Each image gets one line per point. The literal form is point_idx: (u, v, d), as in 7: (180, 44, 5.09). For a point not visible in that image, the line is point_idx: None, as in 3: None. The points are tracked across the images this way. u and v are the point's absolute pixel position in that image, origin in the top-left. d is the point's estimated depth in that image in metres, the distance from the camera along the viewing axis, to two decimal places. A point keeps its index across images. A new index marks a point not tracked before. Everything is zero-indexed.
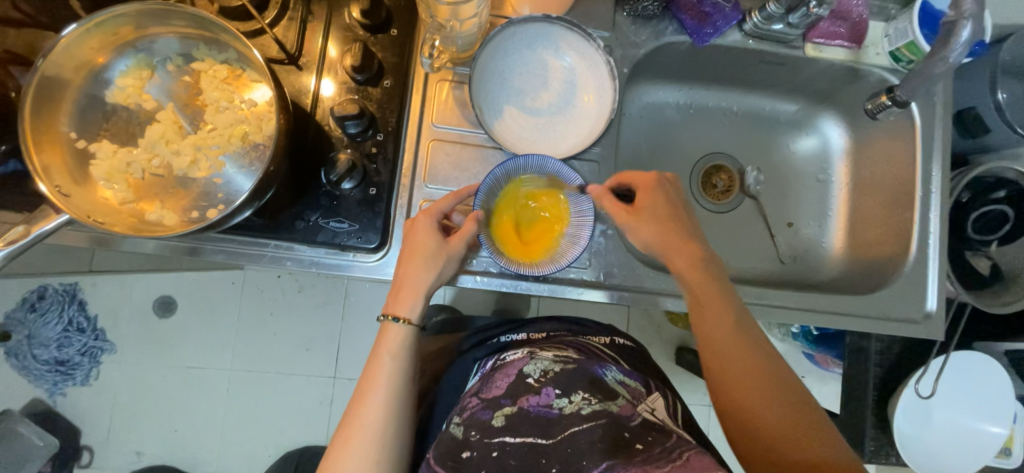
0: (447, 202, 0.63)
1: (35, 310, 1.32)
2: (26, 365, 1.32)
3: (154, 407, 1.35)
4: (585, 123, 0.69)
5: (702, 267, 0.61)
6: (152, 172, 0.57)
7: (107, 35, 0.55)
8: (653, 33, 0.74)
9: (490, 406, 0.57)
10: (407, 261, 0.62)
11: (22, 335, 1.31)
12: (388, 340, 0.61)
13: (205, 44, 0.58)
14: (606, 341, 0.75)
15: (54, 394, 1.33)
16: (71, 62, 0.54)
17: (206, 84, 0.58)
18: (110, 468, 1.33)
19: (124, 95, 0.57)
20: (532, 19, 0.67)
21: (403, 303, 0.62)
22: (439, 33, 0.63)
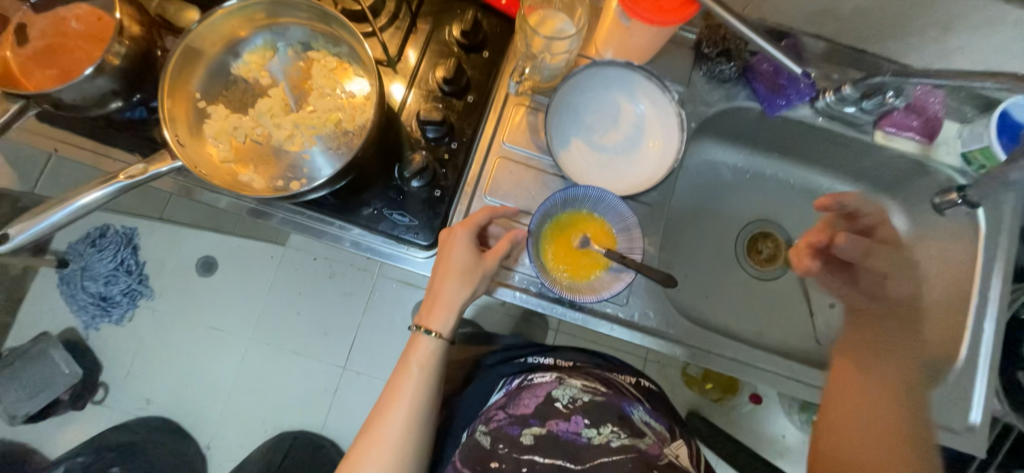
0: (483, 216, 0.66)
1: (95, 245, 1.40)
2: (74, 294, 1.40)
3: (173, 360, 1.41)
4: (646, 167, 0.72)
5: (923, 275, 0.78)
6: (253, 139, 0.63)
7: (247, 17, 0.63)
8: (725, 96, 0.77)
9: (517, 423, 0.62)
10: (441, 274, 0.65)
11: (79, 266, 1.40)
12: (415, 349, 0.65)
13: (324, 38, 0.65)
14: (632, 382, 0.74)
15: (91, 326, 1.41)
16: (212, 36, 0.62)
17: (317, 72, 0.65)
18: (121, 409, 1.40)
19: (246, 69, 0.64)
20: (614, 63, 0.71)
21: (434, 317, 0.65)
22: (530, 62, 0.69)
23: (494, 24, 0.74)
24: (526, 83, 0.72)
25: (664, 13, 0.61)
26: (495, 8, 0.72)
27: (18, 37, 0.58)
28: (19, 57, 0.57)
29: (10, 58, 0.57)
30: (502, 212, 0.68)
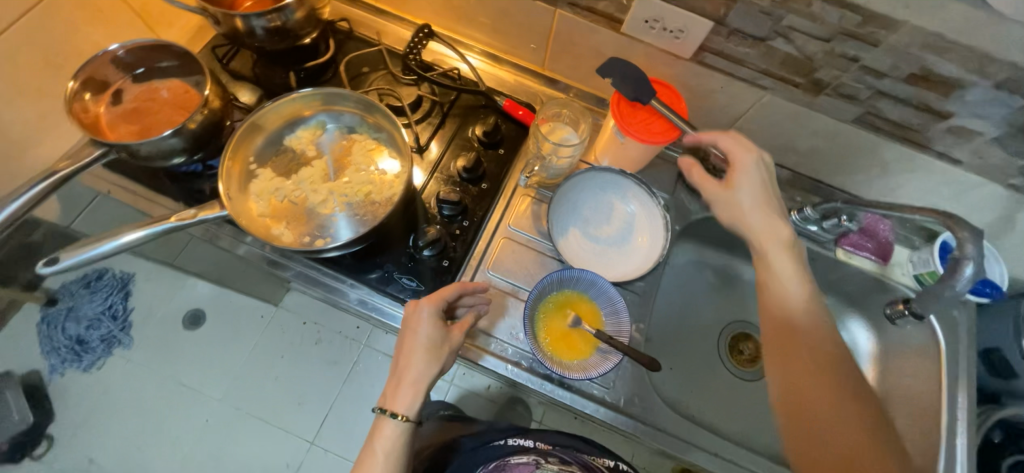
0: (450, 291, 0.68)
1: (86, 286, 1.27)
2: (45, 339, 1.19)
3: (130, 416, 1.34)
4: (634, 260, 0.81)
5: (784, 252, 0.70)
6: (291, 200, 0.71)
7: (307, 102, 0.75)
8: (704, 206, 0.89)
9: None
10: (407, 352, 0.67)
11: (64, 307, 1.24)
12: (383, 432, 0.67)
13: (367, 124, 0.77)
14: (610, 465, 0.74)
15: (51, 372, 1.23)
16: (276, 115, 0.74)
17: (356, 150, 0.75)
18: (55, 469, 1.26)
19: (297, 141, 0.74)
20: (610, 170, 0.83)
21: (399, 399, 0.66)
22: (540, 162, 0.80)
23: (511, 127, 0.87)
24: (534, 178, 0.84)
25: (653, 134, 0.74)
26: (513, 116, 0.86)
27: (115, 99, 0.69)
28: (110, 115, 0.68)
29: (103, 113, 0.67)
30: (470, 288, 0.70)
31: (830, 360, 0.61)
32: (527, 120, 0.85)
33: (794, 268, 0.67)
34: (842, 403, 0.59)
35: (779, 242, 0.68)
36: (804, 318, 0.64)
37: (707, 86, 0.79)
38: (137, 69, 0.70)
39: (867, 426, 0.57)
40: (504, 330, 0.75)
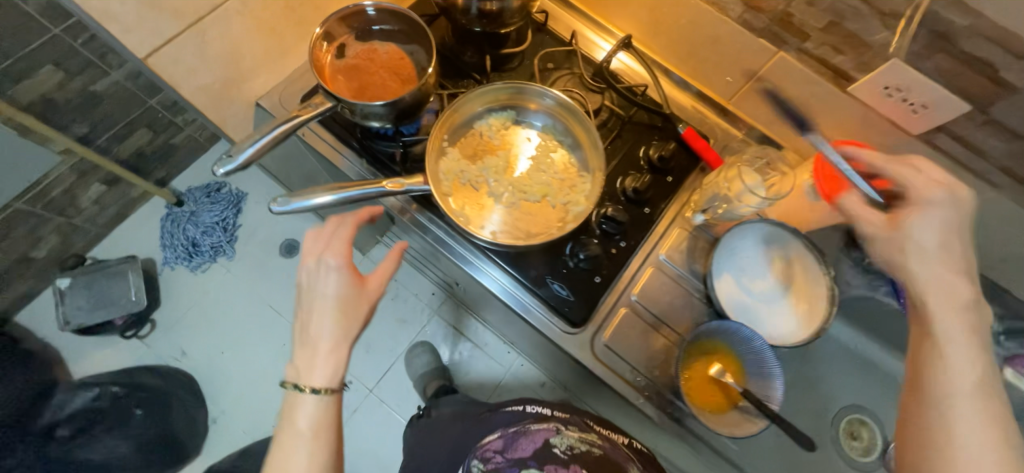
0: (344, 230, 0.71)
1: (209, 197, 1.59)
2: (174, 233, 1.54)
3: (220, 324, 1.48)
4: (785, 323, 0.77)
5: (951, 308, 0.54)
6: (475, 186, 0.73)
7: (510, 93, 0.76)
8: (866, 285, 0.83)
9: (515, 465, 0.70)
10: (311, 314, 0.69)
11: (190, 210, 1.57)
12: (301, 415, 0.67)
13: (556, 126, 0.78)
14: (626, 442, 0.80)
15: (168, 264, 1.53)
16: (480, 99, 0.76)
17: (542, 150, 0.77)
18: (157, 352, 1.44)
19: (488, 127, 0.76)
20: (784, 225, 0.79)
21: (316, 372, 0.68)
22: (725, 204, 0.77)
23: (685, 157, 0.84)
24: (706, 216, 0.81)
25: None
26: (693, 147, 0.83)
27: (343, 49, 0.71)
28: (337, 65, 0.70)
29: (328, 65, 0.70)
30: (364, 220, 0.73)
31: (993, 403, 0.50)
32: (708, 157, 0.82)
33: (956, 281, 0.55)
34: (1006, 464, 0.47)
35: (959, 259, 0.56)
36: (968, 330, 0.53)
37: None
38: (370, 24, 0.72)
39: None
40: (636, 359, 0.76)
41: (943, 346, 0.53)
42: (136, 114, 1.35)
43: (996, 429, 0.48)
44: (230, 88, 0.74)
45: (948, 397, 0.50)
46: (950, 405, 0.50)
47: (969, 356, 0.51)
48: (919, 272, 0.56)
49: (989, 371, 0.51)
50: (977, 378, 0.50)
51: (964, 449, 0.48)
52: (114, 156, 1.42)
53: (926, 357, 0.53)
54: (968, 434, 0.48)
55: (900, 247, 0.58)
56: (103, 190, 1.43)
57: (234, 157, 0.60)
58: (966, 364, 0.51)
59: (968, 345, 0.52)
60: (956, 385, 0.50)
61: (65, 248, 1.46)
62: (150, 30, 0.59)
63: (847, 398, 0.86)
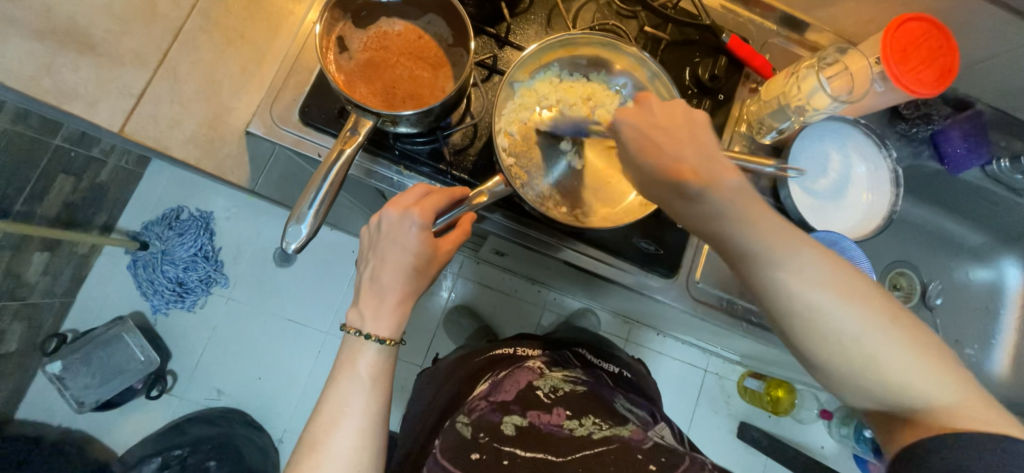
0: (438, 200, 0.56)
1: (172, 229, 1.32)
2: (153, 279, 1.29)
3: (240, 350, 1.31)
4: (855, 213, 0.78)
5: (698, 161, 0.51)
6: (546, 165, 0.68)
7: (555, 47, 0.68)
8: (912, 153, 0.86)
9: (498, 410, 0.65)
10: (384, 263, 0.55)
11: (159, 249, 1.30)
12: (361, 358, 0.55)
13: (603, 73, 0.72)
14: (616, 371, 0.83)
15: (158, 312, 1.30)
16: (526, 65, 0.68)
17: (600, 102, 0.70)
18: (188, 400, 1.27)
19: (532, 92, 0.68)
20: (843, 119, 0.79)
21: (381, 319, 0.55)
22: (800, 116, 0.70)
23: (731, 68, 0.77)
24: (778, 134, 0.75)
25: (925, 85, 0.66)
26: (740, 56, 0.75)
27: (349, 40, 0.60)
28: (349, 61, 0.60)
29: (336, 71, 0.59)
30: (456, 199, 0.58)
31: (858, 286, 0.46)
32: (764, 72, 0.76)
33: (715, 170, 0.51)
34: (911, 338, 0.44)
35: (709, 149, 0.52)
36: (786, 248, 0.47)
37: (972, 23, 0.74)
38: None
39: (950, 366, 0.43)
40: (727, 286, 0.77)
41: (765, 257, 0.47)
42: (46, 160, 1.03)
43: (860, 302, 0.45)
44: (214, 127, 0.66)
45: (815, 305, 0.45)
46: (827, 313, 0.45)
47: (797, 260, 0.46)
48: (695, 203, 0.50)
49: (834, 271, 0.46)
50: (822, 284, 0.45)
51: (857, 342, 0.44)
52: (42, 217, 1.09)
53: (749, 277, 0.48)
54: (848, 322, 0.44)
55: (664, 170, 0.51)
56: (47, 256, 1.14)
57: (303, 220, 0.51)
58: (785, 272, 0.46)
59: (796, 251, 0.46)
60: (817, 305, 0.45)
61: (36, 331, 1.18)
62: (119, 89, 0.55)
63: (890, 256, 0.92)
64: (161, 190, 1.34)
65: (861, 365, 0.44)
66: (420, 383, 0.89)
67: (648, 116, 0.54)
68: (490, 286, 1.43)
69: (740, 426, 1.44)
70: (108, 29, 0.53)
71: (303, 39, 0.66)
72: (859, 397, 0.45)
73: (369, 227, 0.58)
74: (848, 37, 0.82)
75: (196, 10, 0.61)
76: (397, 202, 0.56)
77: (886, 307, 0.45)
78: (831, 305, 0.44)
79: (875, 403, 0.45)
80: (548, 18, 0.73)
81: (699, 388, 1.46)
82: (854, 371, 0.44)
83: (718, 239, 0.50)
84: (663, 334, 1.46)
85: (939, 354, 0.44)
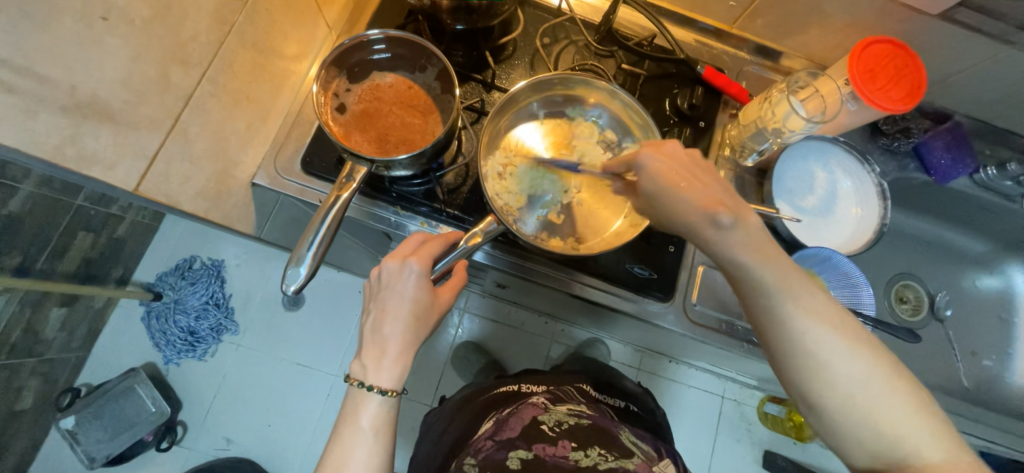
0: (435, 246, 0.59)
1: (184, 278, 1.36)
2: (165, 329, 1.32)
3: (250, 396, 1.31)
4: (847, 227, 0.79)
5: (715, 187, 0.49)
6: (527, 198, 0.70)
7: (530, 88, 0.72)
8: (898, 166, 0.87)
9: (504, 448, 0.63)
10: (384, 313, 0.57)
11: (172, 299, 1.34)
12: (364, 411, 0.56)
13: (577, 107, 0.76)
14: (620, 405, 0.82)
15: (170, 362, 1.32)
16: (507, 108, 0.72)
17: (575, 136, 0.75)
18: (198, 451, 1.27)
19: (513, 135, 0.74)
20: (824, 138, 0.81)
21: (382, 369, 0.56)
22: (778, 138, 0.73)
23: (709, 97, 0.81)
24: (761, 156, 0.77)
25: (895, 102, 0.68)
26: (716, 85, 0.79)
27: (345, 95, 0.65)
28: (345, 114, 0.65)
29: (333, 125, 0.63)
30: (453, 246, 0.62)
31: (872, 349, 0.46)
32: (741, 98, 0.79)
33: (742, 212, 0.48)
34: (911, 395, 0.44)
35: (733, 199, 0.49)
36: (811, 297, 0.46)
37: (938, 42, 0.77)
38: (370, 54, 0.66)
39: (942, 426, 0.44)
40: (725, 307, 0.77)
41: (784, 294, 0.46)
42: (67, 220, 1.08)
43: (866, 351, 0.45)
44: (222, 181, 0.70)
45: (824, 347, 0.45)
46: (835, 358, 0.45)
47: (813, 300, 0.46)
48: (725, 238, 0.47)
49: (843, 318, 0.46)
50: (830, 328, 0.45)
51: (861, 390, 0.44)
52: (62, 274, 1.13)
53: (763, 314, 0.47)
54: (850, 369, 0.44)
55: (698, 207, 0.48)
56: (65, 311, 1.17)
57: (301, 262, 0.54)
58: (816, 328, 0.45)
59: (812, 294, 0.46)
60: (834, 361, 0.45)
61: (51, 386, 1.20)
62: (135, 152, 0.58)
63: (894, 270, 0.92)
64: (175, 241, 1.40)
65: (863, 427, 0.44)
66: (427, 422, 0.88)
67: (673, 159, 0.51)
68: (496, 320, 1.43)
69: (765, 455, 1.38)
70: (127, 100, 0.55)
71: (305, 97, 0.72)
72: (860, 453, 0.45)
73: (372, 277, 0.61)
74: (820, 61, 0.86)
75: (205, 77, 0.63)
76: (395, 253, 0.58)
77: (889, 362, 0.45)
78: (839, 347, 0.45)
79: (872, 459, 0.45)
80: (531, 62, 0.78)
81: (718, 416, 1.41)
82: (854, 422, 0.44)
83: (740, 275, 0.48)
84: (675, 361, 1.43)
85: (938, 416, 0.44)
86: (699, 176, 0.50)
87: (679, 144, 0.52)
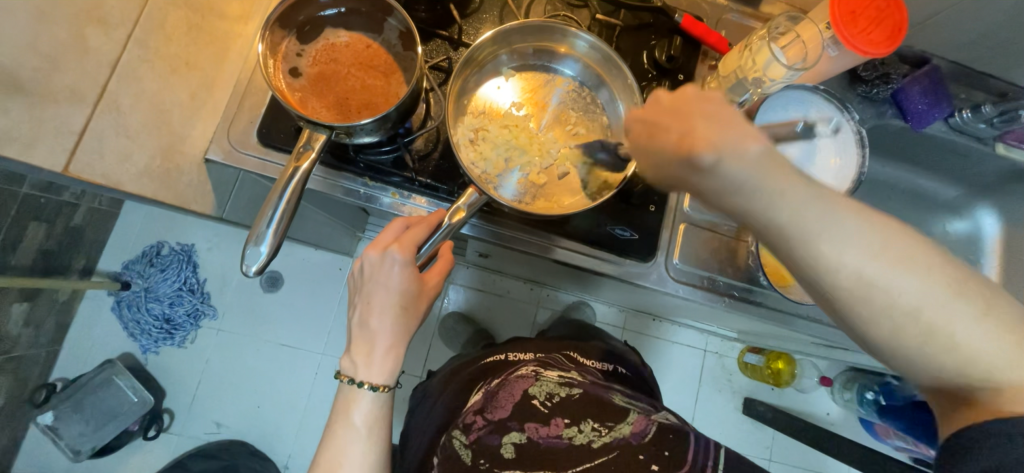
0: (421, 231, 0.56)
1: (153, 265, 1.30)
2: (138, 318, 1.27)
3: (237, 381, 1.29)
4: (825, 178, 0.78)
5: (700, 115, 0.38)
6: (504, 163, 0.67)
7: (495, 43, 0.68)
8: (875, 113, 0.87)
9: (496, 430, 0.63)
10: (371, 306, 0.56)
11: (142, 288, 1.28)
12: (356, 407, 0.56)
13: (545, 61, 0.73)
14: (609, 369, 0.81)
15: (148, 351, 1.28)
16: (473, 66, 0.68)
17: (545, 91, 0.72)
18: (188, 437, 1.25)
19: (481, 96, 0.70)
20: (802, 87, 0.79)
21: (374, 364, 0.55)
22: (758, 88, 0.70)
23: (687, 47, 0.77)
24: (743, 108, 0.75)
25: (876, 45, 0.66)
26: (695, 35, 0.75)
27: (297, 57, 0.60)
28: (299, 78, 0.59)
29: (287, 92, 0.58)
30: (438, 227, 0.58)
31: (940, 267, 0.37)
32: (721, 48, 0.76)
33: (733, 138, 0.38)
34: (985, 308, 0.36)
35: (741, 117, 0.39)
36: (851, 223, 0.37)
37: None
38: (321, 10, 0.60)
39: None
40: (707, 264, 0.77)
41: (802, 231, 0.38)
42: (15, 209, 1.01)
43: (920, 271, 0.37)
44: (171, 157, 0.65)
45: (864, 280, 0.37)
46: (881, 289, 0.37)
47: (843, 229, 0.37)
48: (709, 178, 0.39)
49: (886, 238, 0.37)
50: (868, 254, 0.37)
51: (917, 318, 0.37)
52: (17, 267, 1.06)
53: (789, 251, 0.39)
54: (908, 291, 0.37)
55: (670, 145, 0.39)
56: (27, 306, 1.11)
57: (262, 240, 0.51)
58: (861, 258, 0.37)
59: (840, 221, 0.38)
60: (889, 289, 0.37)
61: (23, 383, 1.16)
62: (57, 127, 0.53)
63: None
64: (138, 227, 1.32)
65: (932, 352, 0.37)
66: (418, 393, 0.88)
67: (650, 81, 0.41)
68: (481, 289, 1.42)
69: (745, 402, 1.44)
70: (37, 68, 0.51)
71: (254, 62, 0.66)
72: (927, 381, 0.39)
73: (358, 264, 0.58)
74: (799, 5, 0.83)
75: (131, 39, 0.59)
76: (377, 242, 0.56)
77: (953, 274, 0.37)
78: (882, 277, 0.37)
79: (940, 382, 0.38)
80: (500, 16, 0.73)
81: (701, 369, 1.46)
82: (922, 350, 0.37)
83: (744, 218, 0.40)
84: (660, 319, 1.46)
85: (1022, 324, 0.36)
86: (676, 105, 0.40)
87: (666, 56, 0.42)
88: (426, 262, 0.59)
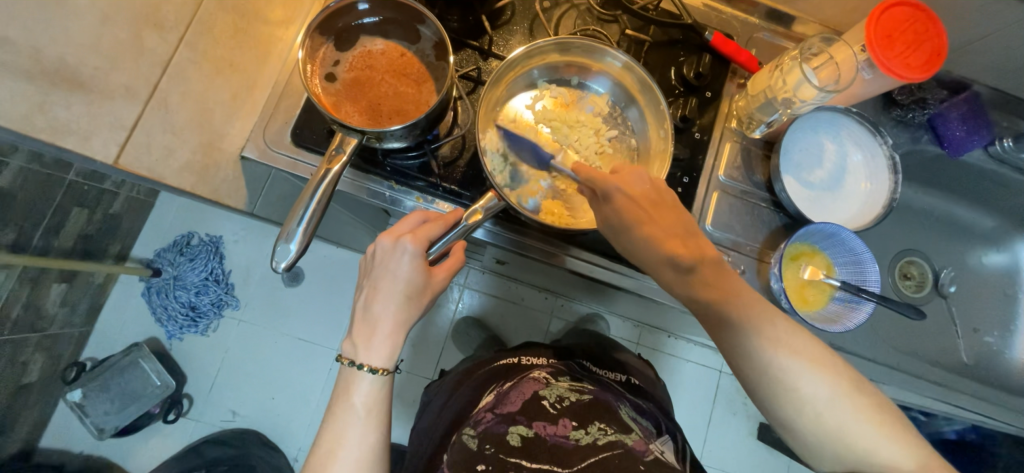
0: (435, 228, 0.57)
1: (183, 254, 1.35)
2: (166, 304, 1.32)
3: (254, 370, 1.32)
4: (854, 203, 0.76)
5: (678, 221, 0.56)
6: (528, 174, 0.68)
7: (527, 58, 0.69)
8: (910, 138, 0.84)
9: (503, 422, 0.63)
10: (376, 291, 0.56)
11: (171, 275, 1.33)
12: (356, 389, 0.55)
13: (575, 77, 0.74)
14: (621, 379, 0.80)
15: (173, 337, 1.32)
16: (504, 78, 0.69)
17: (572, 109, 0.73)
18: (203, 423, 1.29)
19: (510, 109, 0.72)
20: (834, 108, 0.77)
21: (374, 348, 0.56)
22: (788, 108, 0.70)
23: (716, 65, 0.77)
24: (773, 127, 0.74)
25: (913, 69, 0.65)
26: (725, 53, 0.75)
27: (334, 62, 0.62)
28: (334, 82, 0.62)
29: (324, 96, 0.61)
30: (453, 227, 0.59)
31: (839, 370, 0.48)
32: (751, 66, 0.76)
33: (701, 247, 0.55)
34: (874, 410, 0.46)
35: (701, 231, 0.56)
36: (770, 326, 0.49)
37: None
38: (358, 18, 0.63)
39: (915, 441, 0.45)
40: None
41: (740, 323, 0.50)
42: (60, 195, 1.06)
43: (826, 371, 0.47)
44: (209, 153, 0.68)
45: (782, 370, 0.47)
46: (794, 380, 0.47)
47: (766, 331, 0.49)
48: (677, 277, 0.54)
49: (800, 341, 0.49)
50: (792, 354, 0.48)
51: (824, 409, 0.46)
52: (59, 249, 1.12)
53: (721, 338, 0.51)
54: (813, 387, 0.47)
55: (659, 246, 0.55)
56: (65, 287, 1.17)
57: (291, 238, 0.53)
58: (778, 355, 0.48)
59: (764, 318, 0.50)
60: (799, 384, 0.47)
61: (57, 360, 1.21)
62: (111, 121, 0.58)
63: (901, 246, 0.90)
64: (171, 217, 1.38)
65: (830, 441, 0.46)
66: (429, 391, 0.88)
67: (637, 190, 0.58)
68: (496, 296, 1.43)
69: (760, 428, 1.40)
70: (97, 66, 0.56)
71: (292, 66, 0.69)
72: (828, 462, 0.47)
73: (369, 251, 0.59)
74: (834, 26, 0.82)
75: (183, 43, 0.63)
76: (391, 231, 0.57)
77: (851, 378, 0.47)
78: (795, 371, 0.47)
79: (844, 471, 0.47)
80: (530, 28, 0.74)
81: (716, 390, 1.43)
82: (823, 438, 0.46)
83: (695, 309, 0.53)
84: (674, 336, 1.44)
85: (903, 425, 0.46)
86: (658, 211, 0.57)
87: (641, 173, 0.60)
88: (438, 258, 0.60)
